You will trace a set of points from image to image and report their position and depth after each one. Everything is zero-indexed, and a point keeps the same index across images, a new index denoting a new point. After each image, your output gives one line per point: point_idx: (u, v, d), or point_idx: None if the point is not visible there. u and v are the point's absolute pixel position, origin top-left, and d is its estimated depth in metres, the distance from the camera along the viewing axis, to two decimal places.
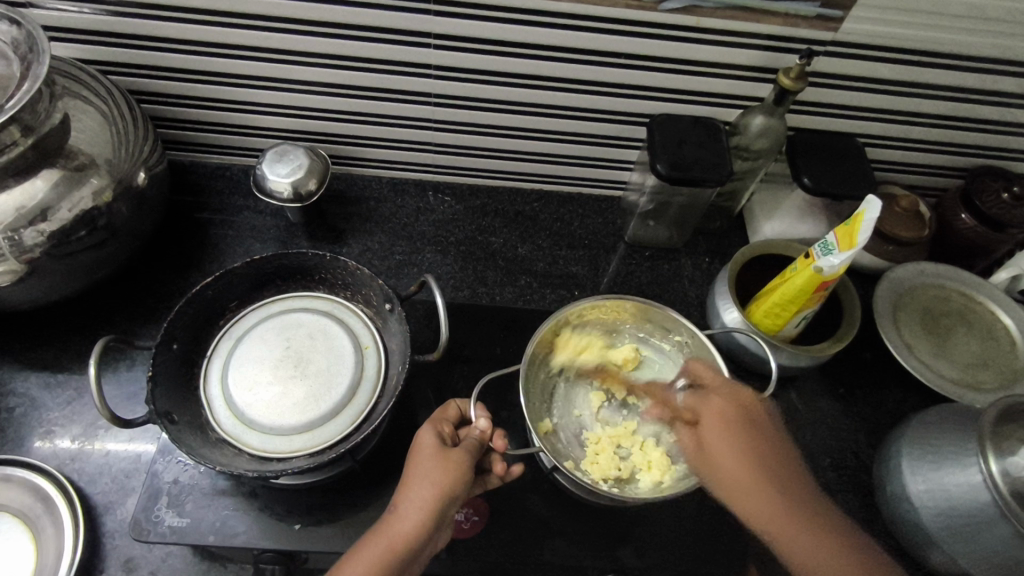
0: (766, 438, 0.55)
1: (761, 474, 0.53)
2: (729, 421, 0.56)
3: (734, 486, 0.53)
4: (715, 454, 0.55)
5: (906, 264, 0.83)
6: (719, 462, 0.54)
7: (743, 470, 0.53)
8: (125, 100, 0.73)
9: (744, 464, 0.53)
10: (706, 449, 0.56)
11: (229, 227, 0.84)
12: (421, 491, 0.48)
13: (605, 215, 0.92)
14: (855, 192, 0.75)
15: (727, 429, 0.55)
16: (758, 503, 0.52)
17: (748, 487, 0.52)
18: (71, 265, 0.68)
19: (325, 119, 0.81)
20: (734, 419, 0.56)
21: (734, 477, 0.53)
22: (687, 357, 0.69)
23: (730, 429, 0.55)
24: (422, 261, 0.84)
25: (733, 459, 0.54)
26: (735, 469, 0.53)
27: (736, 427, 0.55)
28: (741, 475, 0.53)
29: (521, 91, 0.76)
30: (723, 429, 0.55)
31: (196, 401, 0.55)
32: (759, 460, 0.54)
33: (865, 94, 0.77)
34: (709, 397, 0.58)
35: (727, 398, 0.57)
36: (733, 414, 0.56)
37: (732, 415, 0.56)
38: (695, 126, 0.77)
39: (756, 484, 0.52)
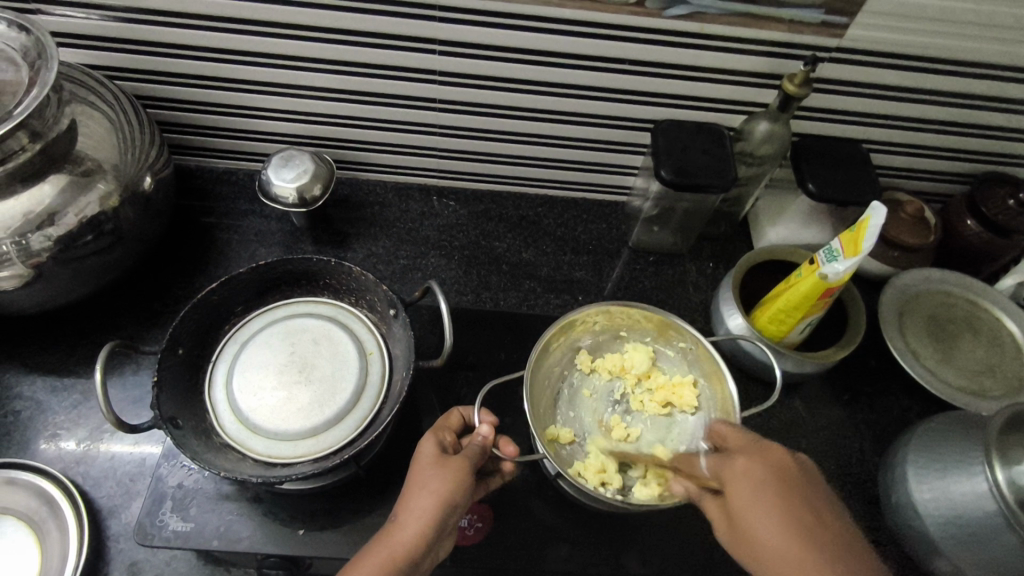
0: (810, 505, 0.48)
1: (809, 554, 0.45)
2: (762, 484, 0.50)
3: (765, 553, 0.48)
4: (748, 526, 0.49)
5: (910, 270, 0.83)
6: (754, 534, 0.48)
7: (784, 544, 0.46)
8: (132, 105, 0.73)
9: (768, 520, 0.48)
10: (737, 515, 0.50)
11: (234, 232, 0.84)
12: (420, 499, 0.47)
13: (609, 220, 0.92)
14: (860, 198, 0.75)
15: (758, 488, 0.49)
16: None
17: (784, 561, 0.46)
18: (77, 269, 0.68)
19: (330, 125, 0.82)
20: (768, 481, 0.50)
21: (772, 550, 0.47)
22: (692, 364, 0.68)
23: (767, 502, 0.48)
24: (426, 266, 0.84)
25: (771, 532, 0.47)
26: (768, 533, 0.47)
27: (768, 492, 0.49)
28: (776, 547, 0.47)
29: (526, 97, 0.77)
30: (759, 500, 0.49)
31: (201, 406, 0.55)
32: (808, 548, 0.45)
33: (870, 100, 0.77)
34: (734, 458, 0.52)
35: (754, 456, 0.51)
36: (767, 474, 0.50)
37: (763, 475, 0.50)
38: (700, 132, 0.77)
39: (802, 562, 0.45)
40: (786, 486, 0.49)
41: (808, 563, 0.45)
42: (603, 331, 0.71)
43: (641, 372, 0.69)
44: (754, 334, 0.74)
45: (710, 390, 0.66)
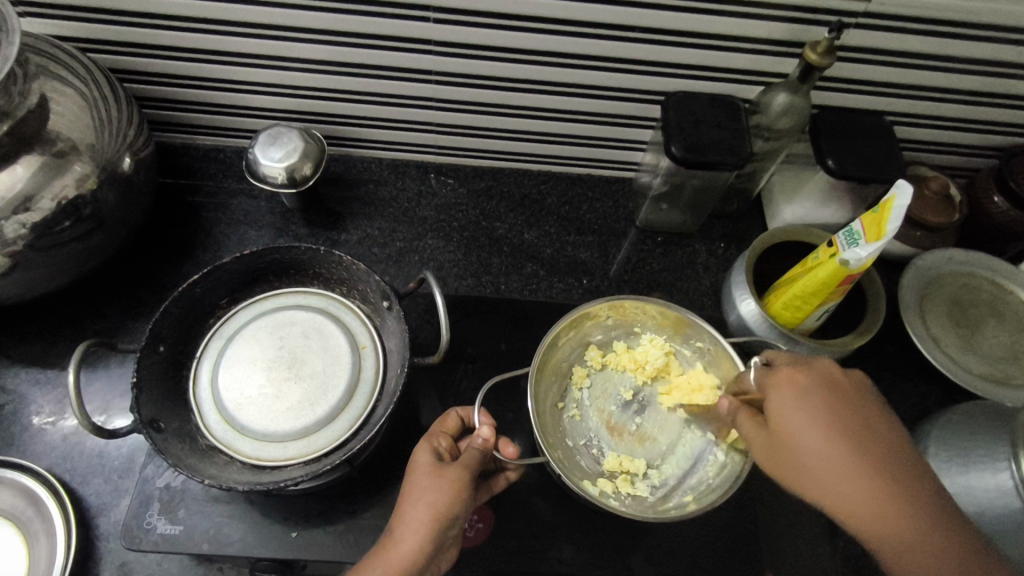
0: (855, 415, 0.46)
1: (854, 465, 0.44)
2: (814, 394, 0.47)
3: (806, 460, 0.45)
4: (793, 439, 0.46)
5: (933, 251, 0.79)
6: (794, 441, 0.46)
7: (829, 455, 0.45)
8: (107, 79, 0.69)
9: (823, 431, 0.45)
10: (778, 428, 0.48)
11: (223, 213, 0.80)
12: (415, 511, 0.45)
13: (615, 198, 0.88)
14: (883, 176, 0.70)
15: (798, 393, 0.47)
16: (839, 489, 0.44)
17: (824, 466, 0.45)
18: (56, 257, 0.64)
19: (320, 99, 0.77)
20: (819, 395, 0.47)
21: (811, 463, 0.45)
22: (710, 365, 0.64)
23: (814, 406, 0.47)
24: (424, 248, 0.81)
25: (809, 442, 0.45)
26: (817, 449, 0.45)
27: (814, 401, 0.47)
28: (832, 466, 0.44)
29: (528, 68, 0.72)
30: (799, 404, 0.47)
31: (185, 406, 0.53)
32: (850, 445, 0.45)
33: (897, 69, 0.71)
34: (782, 372, 0.49)
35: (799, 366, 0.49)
36: (822, 383, 0.47)
37: (806, 388, 0.47)
38: (713, 105, 0.72)
39: (844, 472, 0.44)
40: (833, 402, 0.47)
41: (850, 467, 0.44)
42: (617, 325, 0.66)
43: (655, 370, 0.65)
44: (767, 320, 0.71)
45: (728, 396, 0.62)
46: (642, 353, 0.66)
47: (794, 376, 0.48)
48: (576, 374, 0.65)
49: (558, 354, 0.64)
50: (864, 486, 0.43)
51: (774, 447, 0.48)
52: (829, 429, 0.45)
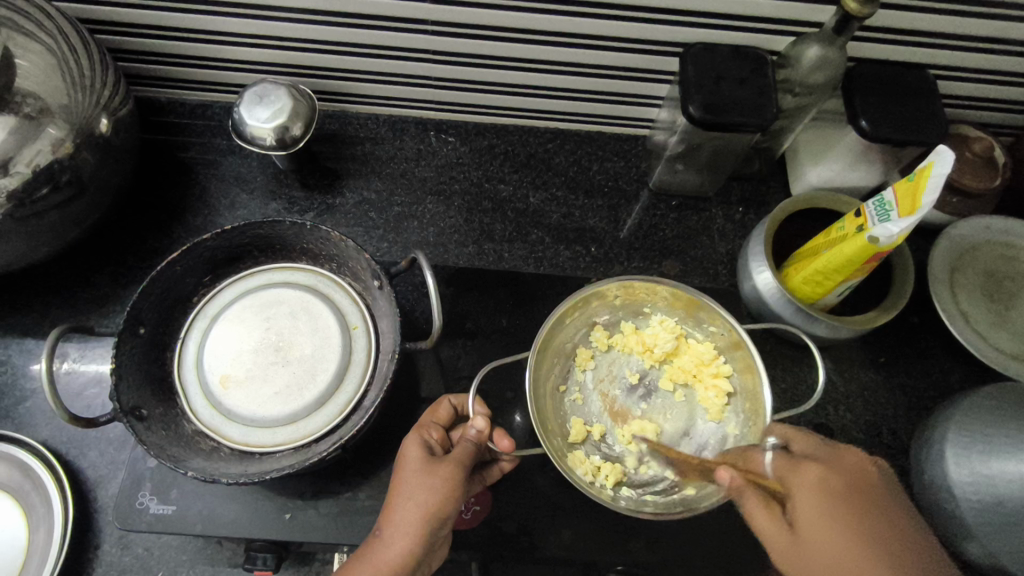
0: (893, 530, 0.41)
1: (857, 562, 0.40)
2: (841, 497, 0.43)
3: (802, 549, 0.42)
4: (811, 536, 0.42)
5: (969, 219, 0.73)
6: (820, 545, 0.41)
7: (838, 544, 0.41)
8: (78, 33, 0.64)
9: (833, 525, 0.42)
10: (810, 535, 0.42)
11: (213, 174, 0.76)
12: (405, 512, 0.43)
13: (627, 157, 0.83)
14: (921, 138, 0.64)
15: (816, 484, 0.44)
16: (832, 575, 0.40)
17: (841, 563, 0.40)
18: (38, 227, 0.62)
19: (309, 51, 0.71)
20: (845, 499, 0.43)
21: (829, 565, 0.41)
22: (723, 350, 0.61)
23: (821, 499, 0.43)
24: (423, 213, 0.77)
25: (823, 533, 0.42)
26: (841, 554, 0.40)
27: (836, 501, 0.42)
28: (837, 556, 0.40)
29: (532, 17, 0.65)
30: (844, 510, 0.42)
31: (170, 389, 0.51)
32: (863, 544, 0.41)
33: (945, 18, 0.63)
34: (801, 461, 0.46)
35: (829, 465, 0.45)
36: (847, 482, 0.44)
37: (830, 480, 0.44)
38: (736, 58, 0.65)
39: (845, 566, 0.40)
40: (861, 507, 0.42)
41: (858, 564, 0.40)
42: (625, 305, 0.63)
43: (664, 353, 0.63)
44: (785, 295, 0.66)
45: (741, 383, 0.59)
46: (651, 335, 0.63)
47: (821, 473, 0.44)
48: (580, 356, 0.63)
49: (561, 335, 0.62)
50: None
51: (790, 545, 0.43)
52: (857, 534, 0.41)
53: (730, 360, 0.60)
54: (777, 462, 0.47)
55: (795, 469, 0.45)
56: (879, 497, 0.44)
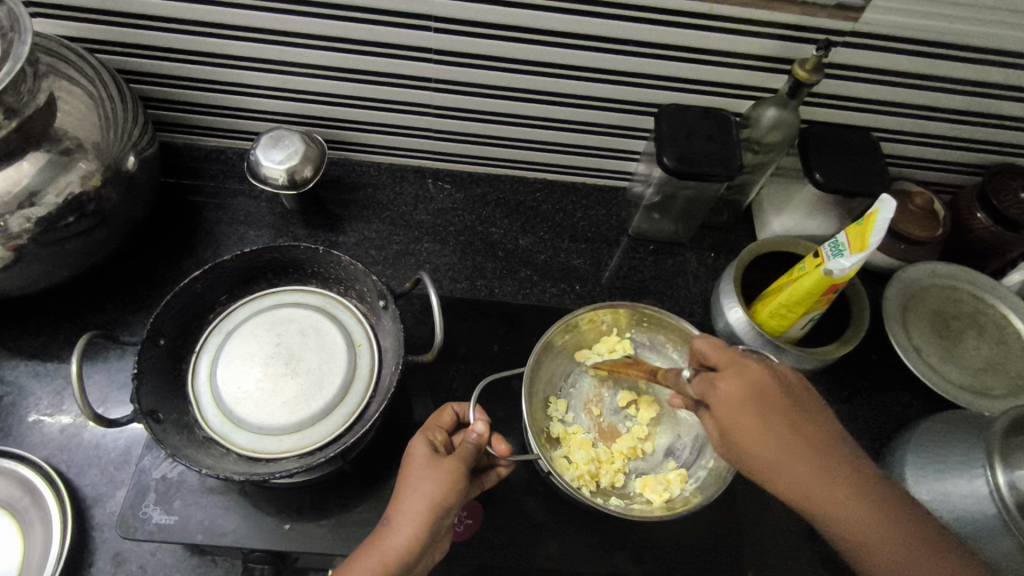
0: (809, 423, 0.49)
1: (850, 500, 0.46)
2: (754, 393, 0.49)
3: (799, 495, 0.47)
4: (760, 450, 0.48)
5: (917, 264, 0.81)
6: (770, 456, 0.47)
7: (799, 471, 0.47)
8: (114, 80, 0.70)
9: (791, 449, 0.47)
10: (733, 424, 0.49)
11: (223, 213, 0.82)
12: (413, 502, 0.47)
13: (609, 206, 0.90)
14: (867, 190, 0.72)
15: (751, 409, 0.49)
16: (842, 517, 0.46)
17: (797, 482, 0.47)
18: (59, 252, 0.66)
19: (322, 103, 0.79)
20: (756, 399, 0.49)
21: (793, 483, 0.47)
22: (703, 373, 0.67)
23: (776, 417, 0.48)
24: (420, 252, 0.82)
25: (791, 469, 0.47)
26: (800, 476, 0.47)
27: (770, 423, 0.48)
28: (812, 482, 0.46)
29: (524, 78, 0.74)
30: (749, 406, 0.49)
31: (183, 399, 0.54)
32: (806, 449, 0.47)
33: (883, 87, 0.73)
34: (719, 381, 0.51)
35: (733, 376, 0.50)
36: (754, 402, 0.49)
37: (749, 394, 0.49)
38: (704, 118, 0.74)
39: (848, 508, 0.46)
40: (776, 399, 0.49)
41: (830, 480, 0.46)
42: (610, 330, 0.69)
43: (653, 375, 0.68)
44: (754, 328, 0.72)
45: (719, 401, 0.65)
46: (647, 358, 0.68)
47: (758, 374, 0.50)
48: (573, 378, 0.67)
49: (551, 357, 0.66)
50: (860, 506, 0.46)
51: (789, 474, 0.47)
52: (801, 443, 0.48)
53: None
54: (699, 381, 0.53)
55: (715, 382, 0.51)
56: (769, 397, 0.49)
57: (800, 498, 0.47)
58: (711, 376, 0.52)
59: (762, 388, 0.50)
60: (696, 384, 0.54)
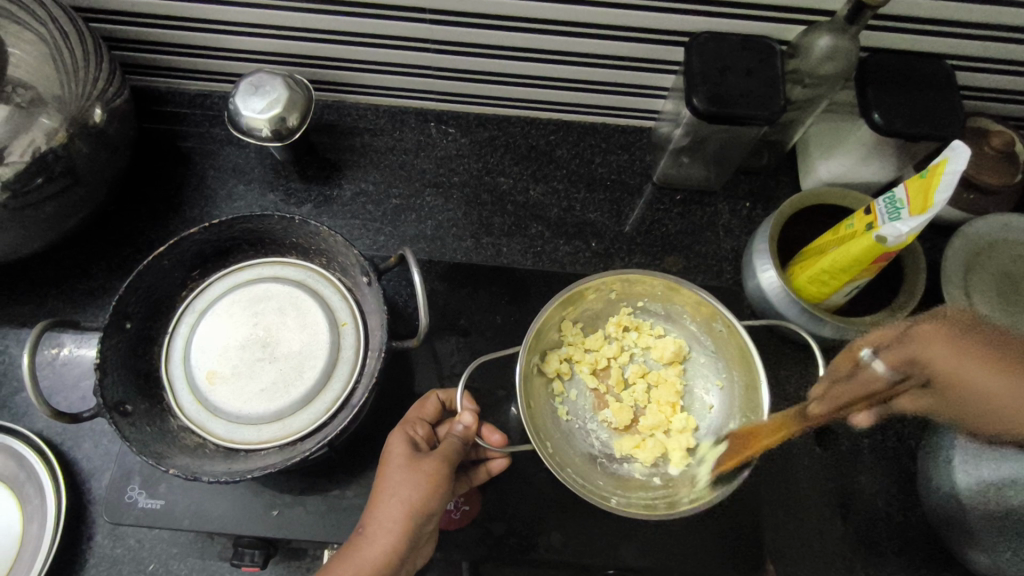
0: (970, 350, 0.47)
1: (1020, 385, 0.46)
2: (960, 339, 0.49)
3: (995, 398, 0.46)
4: (966, 377, 0.47)
5: (986, 217, 0.70)
6: (970, 381, 0.47)
7: (997, 380, 0.46)
8: (73, 21, 0.63)
9: (1013, 379, 0.46)
10: (942, 372, 0.49)
11: (211, 164, 0.76)
12: (388, 510, 0.42)
13: (631, 150, 0.80)
14: (935, 134, 0.61)
15: (951, 342, 0.48)
16: (993, 396, 0.46)
17: (959, 381, 0.48)
18: (35, 216, 0.62)
19: (307, 40, 0.70)
20: (966, 339, 0.48)
21: (982, 397, 0.47)
22: (721, 350, 0.60)
23: (946, 343, 0.49)
24: (422, 206, 0.76)
25: (981, 375, 0.47)
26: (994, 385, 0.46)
27: (971, 345, 0.48)
28: (993, 381, 0.46)
29: (532, 5, 0.63)
30: (958, 353, 0.48)
31: (157, 384, 0.50)
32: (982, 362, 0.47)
33: (967, 6, 0.60)
34: (935, 337, 0.50)
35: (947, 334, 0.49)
36: (975, 339, 0.48)
37: (959, 334, 0.49)
38: (744, 49, 0.63)
39: (1006, 390, 0.46)
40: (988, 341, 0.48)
41: None
42: (621, 300, 0.62)
43: (668, 354, 0.62)
44: (789, 293, 0.64)
45: (735, 379, 0.59)
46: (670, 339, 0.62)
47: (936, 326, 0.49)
48: (581, 352, 0.62)
49: (554, 330, 0.60)
50: (1022, 387, 0.46)
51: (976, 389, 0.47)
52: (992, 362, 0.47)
53: (728, 359, 0.60)
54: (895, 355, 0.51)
55: (925, 342, 0.50)
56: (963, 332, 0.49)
57: (992, 410, 0.47)
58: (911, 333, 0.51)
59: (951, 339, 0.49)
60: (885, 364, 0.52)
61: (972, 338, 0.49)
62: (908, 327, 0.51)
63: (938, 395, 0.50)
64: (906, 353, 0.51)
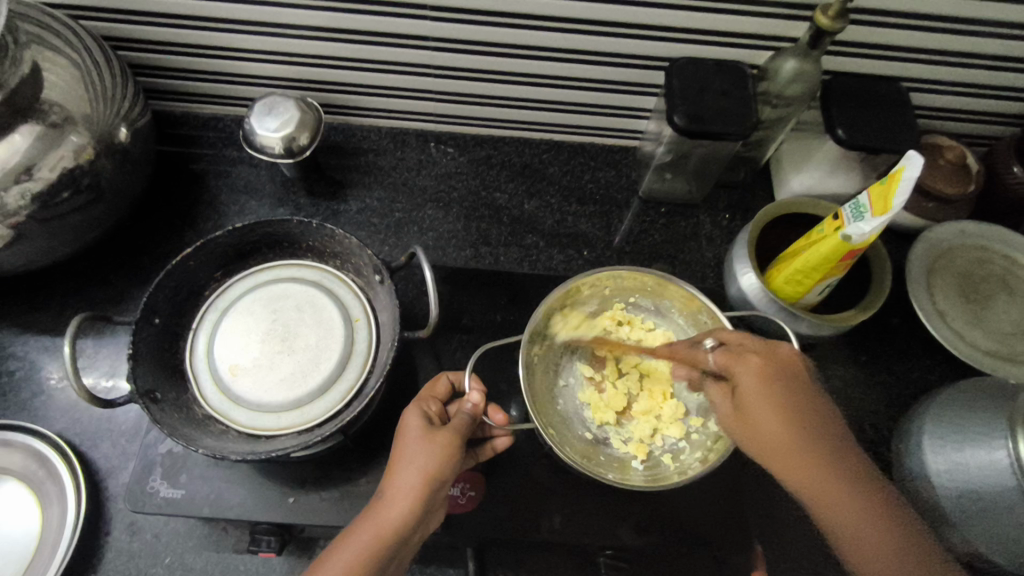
0: (811, 403, 0.50)
1: (813, 467, 0.48)
2: (774, 379, 0.51)
3: (762, 441, 0.50)
4: (753, 416, 0.51)
5: (944, 224, 0.77)
6: (754, 423, 0.51)
7: (773, 414, 0.50)
8: (101, 48, 0.68)
9: (777, 420, 0.50)
10: (745, 402, 0.52)
11: (223, 182, 0.80)
12: (406, 476, 0.46)
13: (618, 167, 0.86)
14: (894, 146, 0.68)
15: (772, 382, 0.51)
16: (771, 445, 0.50)
17: (778, 437, 0.49)
18: (60, 227, 0.66)
19: (317, 66, 0.76)
20: (778, 375, 0.51)
21: (762, 439, 0.50)
22: None
23: (775, 389, 0.51)
24: (423, 219, 0.80)
25: (770, 419, 0.50)
26: (767, 424, 0.50)
27: (771, 389, 0.51)
28: (772, 426, 0.50)
29: (526, 33, 0.69)
30: (763, 388, 0.51)
31: (183, 376, 0.54)
32: (804, 434, 0.49)
33: (915, 33, 0.68)
34: (743, 356, 0.53)
35: (766, 361, 0.52)
36: (789, 383, 0.51)
37: (773, 373, 0.51)
38: (719, 72, 0.69)
39: (798, 452, 0.48)
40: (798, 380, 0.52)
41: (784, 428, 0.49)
42: (613, 297, 0.67)
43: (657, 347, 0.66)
44: (768, 294, 0.69)
45: None
46: (659, 333, 0.67)
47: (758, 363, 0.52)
48: (578, 345, 0.66)
49: (553, 324, 0.65)
50: (841, 489, 0.47)
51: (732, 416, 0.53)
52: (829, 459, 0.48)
53: None
54: (721, 358, 0.54)
55: (741, 361, 0.53)
56: (794, 378, 0.52)
57: (762, 451, 0.50)
58: (739, 352, 0.54)
59: (789, 377, 0.52)
60: (718, 357, 0.55)
61: (783, 382, 0.51)
62: (756, 337, 0.54)
63: (733, 411, 0.53)
64: (729, 365, 0.54)
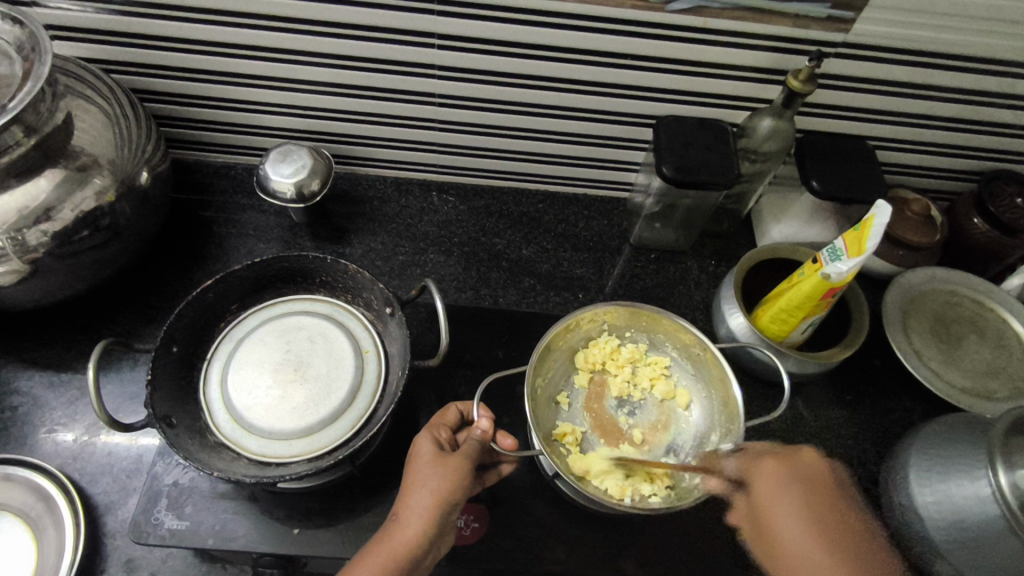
0: (824, 505, 0.54)
1: (842, 563, 0.50)
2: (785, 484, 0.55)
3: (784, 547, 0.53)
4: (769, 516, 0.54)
5: (915, 270, 0.82)
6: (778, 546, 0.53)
7: (809, 540, 0.52)
8: (128, 98, 0.72)
9: (812, 549, 0.51)
10: (764, 514, 0.55)
11: (232, 226, 0.83)
12: (420, 498, 0.50)
13: (610, 217, 0.91)
14: (864, 197, 0.74)
15: (781, 480, 0.55)
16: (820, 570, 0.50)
17: (789, 542, 0.52)
18: (75, 265, 0.68)
19: (328, 119, 0.81)
20: (793, 484, 0.55)
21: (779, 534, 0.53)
22: (699, 372, 0.69)
23: (793, 495, 0.54)
24: (425, 263, 0.84)
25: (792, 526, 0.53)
26: (789, 526, 0.53)
27: (794, 492, 0.54)
28: (792, 532, 0.53)
29: (527, 92, 0.76)
30: (776, 484, 0.55)
31: (196, 405, 0.55)
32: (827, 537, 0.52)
33: (876, 97, 0.75)
34: (759, 458, 0.57)
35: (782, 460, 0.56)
36: (796, 478, 0.55)
37: (789, 478, 0.55)
38: (703, 128, 0.75)
39: (824, 562, 0.50)
40: (810, 478, 0.56)
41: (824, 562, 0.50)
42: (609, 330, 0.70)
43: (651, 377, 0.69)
44: (756, 334, 0.73)
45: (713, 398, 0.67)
46: (653, 364, 0.70)
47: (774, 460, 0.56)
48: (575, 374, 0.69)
49: (553, 356, 0.68)
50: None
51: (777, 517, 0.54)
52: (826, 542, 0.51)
53: (705, 379, 0.68)
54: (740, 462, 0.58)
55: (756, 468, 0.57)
56: (818, 485, 0.56)
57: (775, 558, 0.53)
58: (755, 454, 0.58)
59: (811, 475, 0.56)
60: (736, 463, 0.58)
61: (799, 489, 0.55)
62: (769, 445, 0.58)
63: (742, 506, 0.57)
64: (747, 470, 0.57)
